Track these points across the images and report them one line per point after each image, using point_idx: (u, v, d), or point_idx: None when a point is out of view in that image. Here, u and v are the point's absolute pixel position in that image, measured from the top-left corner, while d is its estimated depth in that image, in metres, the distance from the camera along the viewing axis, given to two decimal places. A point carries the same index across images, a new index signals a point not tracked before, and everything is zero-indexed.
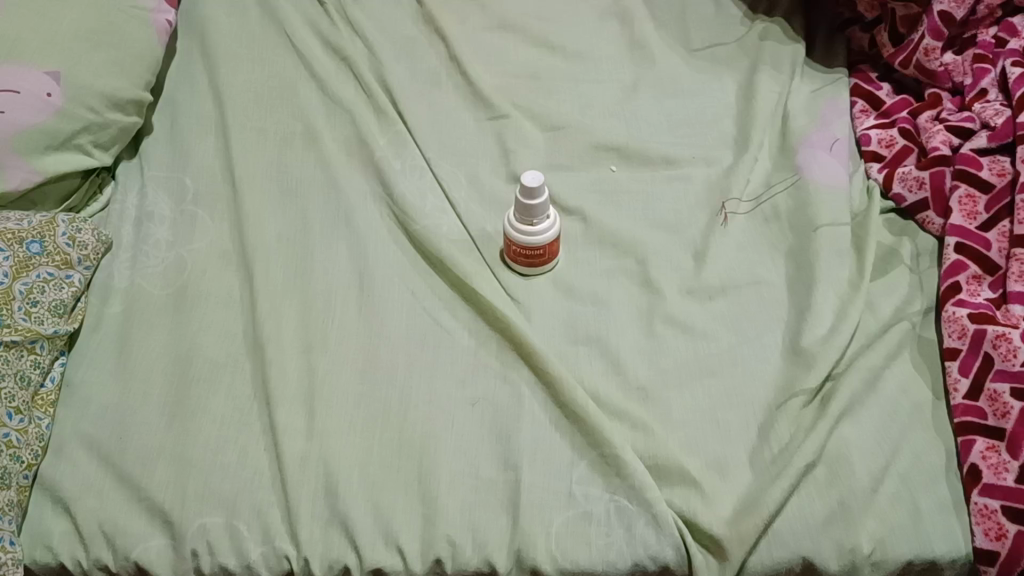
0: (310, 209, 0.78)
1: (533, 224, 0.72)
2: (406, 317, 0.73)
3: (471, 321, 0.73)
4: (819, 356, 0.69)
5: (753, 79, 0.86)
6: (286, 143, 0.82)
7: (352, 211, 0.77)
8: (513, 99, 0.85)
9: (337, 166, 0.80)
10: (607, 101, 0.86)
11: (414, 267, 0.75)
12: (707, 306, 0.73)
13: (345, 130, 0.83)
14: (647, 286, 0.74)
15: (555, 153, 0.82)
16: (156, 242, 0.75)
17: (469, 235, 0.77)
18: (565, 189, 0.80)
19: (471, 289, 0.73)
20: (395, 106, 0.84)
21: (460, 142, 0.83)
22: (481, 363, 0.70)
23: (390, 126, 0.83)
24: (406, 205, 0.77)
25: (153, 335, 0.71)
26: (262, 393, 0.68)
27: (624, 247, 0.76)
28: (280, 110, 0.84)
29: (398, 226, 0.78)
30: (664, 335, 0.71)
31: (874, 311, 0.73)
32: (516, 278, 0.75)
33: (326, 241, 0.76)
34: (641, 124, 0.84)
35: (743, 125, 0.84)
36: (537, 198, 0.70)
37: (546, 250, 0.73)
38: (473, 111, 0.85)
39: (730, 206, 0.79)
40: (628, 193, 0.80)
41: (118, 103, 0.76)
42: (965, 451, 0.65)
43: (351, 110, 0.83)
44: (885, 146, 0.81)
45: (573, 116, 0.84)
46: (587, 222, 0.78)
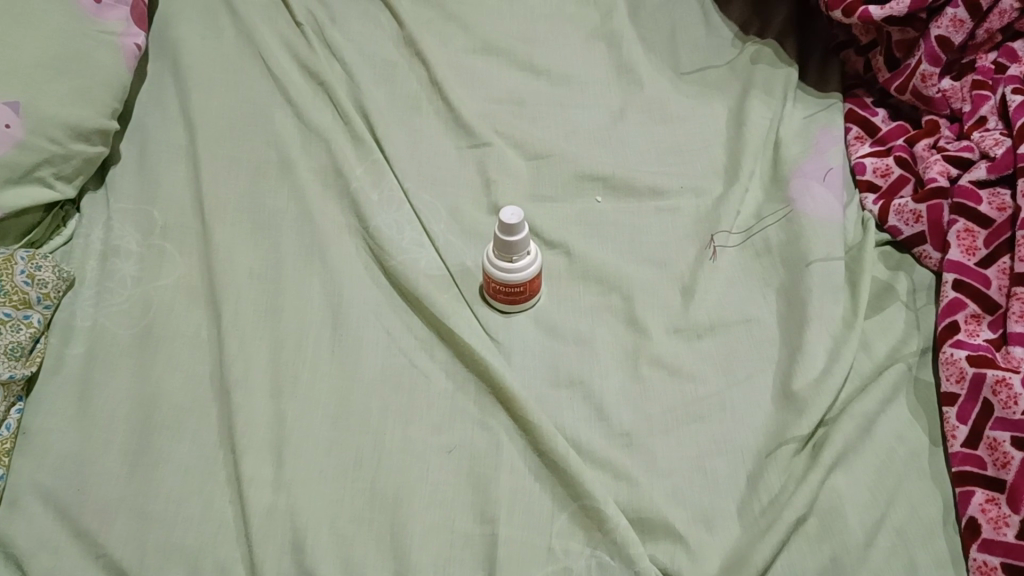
0: (283, 242, 0.75)
1: (513, 260, 0.69)
2: (381, 358, 0.70)
3: (449, 362, 0.70)
4: (811, 401, 0.66)
5: (744, 104, 0.83)
6: (260, 172, 0.79)
7: (326, 246, 0.74)
8: (496, 126, 0.82)
9: (312, 198, 0.77)
10: (593, 127, 0.83)
11: (390, 305, 0.73)
12: (695, 346, 0.71)
13: (320, 158, 0.80)
14: (632, 325, 0.71)
15: (538, 183, 0.79)
16: (121, 279, 0.72)
17: (448, 270, 0.74)
18: (548, 220, 0.77)
19: (448, 328, 0.70)
20: (373, 132, 0.82)
21: (440, 172, 0.80)
22: (458, 407, 0.67)
23: (367, 154, 0.80)
24: (383, 239, 0.75)
25: (115, 378, 0.68)
26: (228, 441, 0.65)
27: (609, 282, 0.73)
28: (254, 137, 0.81)
29: (374, 261, 0.75)
30: (650, 377, 0.69)
31: (868, 352, 0.70)
32: (497, 316, 0.72)
33: (299, 278, 0.73)
34: (628, 152, 0.81)
35: (733, 153, 0.81)
36: (516, 233, 0.67)
37: (527, 287, 0.70)
38: (454, 139, 0.82)
39: (720, 238, 0.76)
40: (614, 225, 0.77)
41: (82, 133, 0.73)
42: (963, 503, 0.62)
43: (327, 138, 0.80)
44: (880, 176, 0.78)
45: (558, 143, 0.81)
46: (571, 255, 0.75)
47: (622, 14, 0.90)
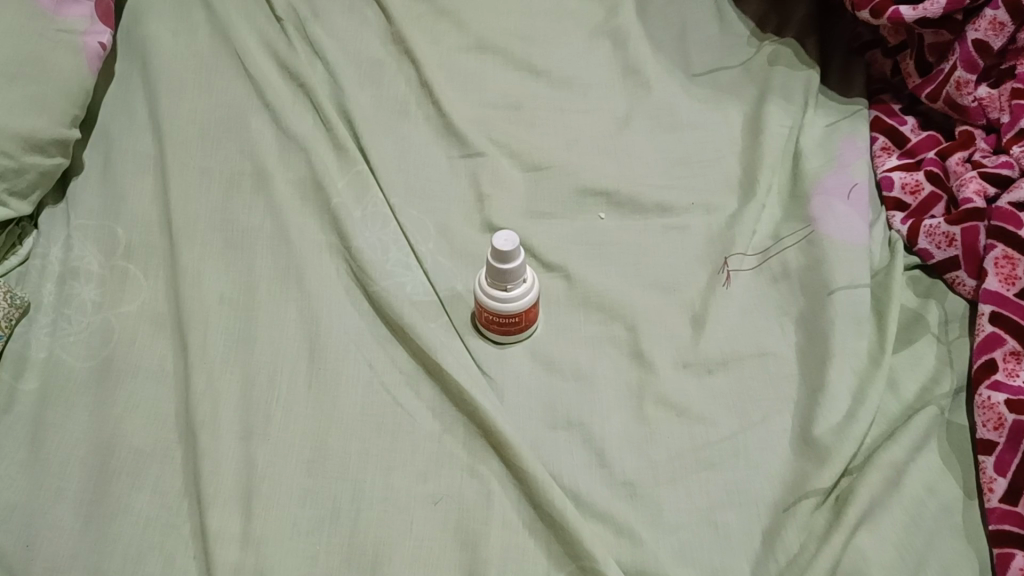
0: (258, 263, 0.69)
1: (507, 289, 0.63)
2: (361, 394, 0.64)
3: (436, 399, 0.64)
4: (833, 449, 0.60)
5: (761, 110, 0.77)
6: (234, 185, 0.73)
7: (304, 268, 0.68)
8: (490, 134, 0.76)
9: (289, 215, 0.71)
10: (596, 135, 0.77)
11: (373, 334, 0.66)
12: (705, 382, 0.64)
13: (299, 169, 0.74)
14: (638, 358, 0.65)
15: (536, 198, 0.73)
16: (81, 304, 0.66)
17: (437, 295, 0.68)
18: (546, 239, 0.71)
19: (434, 362, 0.64)
20: (357, 140, 0.75)
21: (430, 184, 0.74)
22: (446, 452, 0.61)
23: (351, 166, 0.74)
24: (365, 260, 0.68)
25: (72, 417, 0.62)
26: (193, 490, 0.59)
27: (612, 310, 0.67)
28: (229, 147, 0.75)
29: (356, 284, 0.68)
30: (655, 418, 0.63)
31: (895, 392, 0.64)
32: (489, 348, 0.66)
33: (274, 304, 0.67)
34: (634, 163, 0.75)
35: (749, 165, 0.74)
36: (511, 260, 0.61)
37: (522, 317, 0.64)
38: (445, 147, 0.76)
39: (734, 262, 0.69)
40: (618, 245, 0.71)
41: (37, 145, 0.67)
42: (1002, 567, 0.55)
43: (307, 147, 0.74)
44: (909, 193, 0.72)
45: (558, 153, 0.75)
46: (570, 279, 0.69)
47: (628, 9, 0.84)
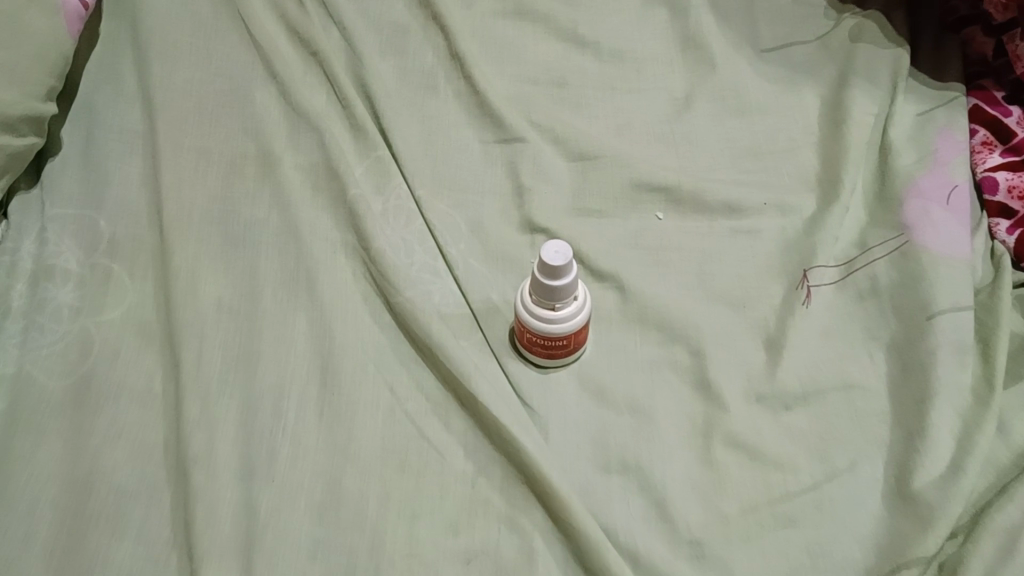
0: (262, 264, 0.59)
1: (555, 308, 0.54)
2: (381, 426, 0.54)
3: (469, 433, 0.55)
4: (938, 507, 0.51)
5: (843, 95, 0.67)
6: (236, 170, 0.63)
7: (315, 272, 0.59)
8: (530, 115, 0.66)
9: (299, 208, 0.61)
10: (653, 119, 0.67)
11: (396, 352, 0.57)
12: (781, 419, 0.56)
13: (311, 153, 0.64)
14: (704, 390, 0.56)
15: (584, 192, 0.63)
16: (55, 310, 0.57)
17: (470, 306, 0.58)
18: (595, 242, 0.61)
19: (466, 391, 0.55)
20: (377, 119, 0.65)
21: (461, 173, 0.64)
22: (482, 498, 0.52)
23: (370, 151, 0.64)
24: (386, 264, 0.59)
25: (42, 447, 0.53)
26: (184, 540, 0.50)
27: (673, 330, 0.58)
28: (229, 124, 0.65)
29: (376, 292, 0.59)
30: (725, 463, 0.54)
31: (1004, 437, 0.54)
32: (530, 371, 0.57)
33: (280, 314, 0.58)
34: (696, 154, 0.65)
35: (829, 159, 0.64)
36: (562, 277, 0.52)
37: (570, 339, 0.55)
38: (478, 129, 0.66)
39: (815, 275, 0.60)
40: (678, 253, 0.61)
41: (3, 122, 0.57)
42: None
43: (319, 127, 0.64)
44: (1017, 197, 0.61)
45: (609, 139, 0.65)
46: (625, 291, 0.59)
47: None
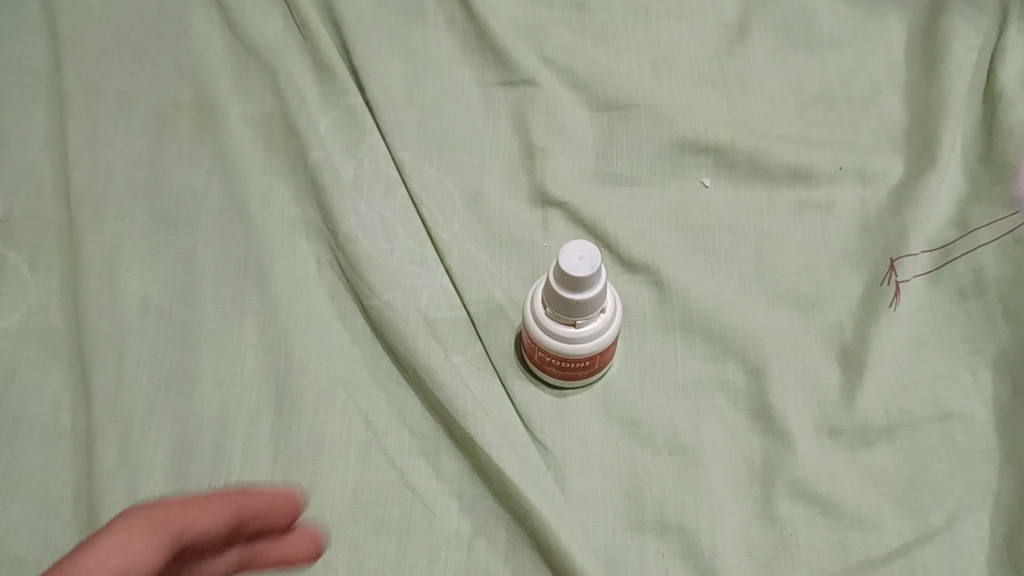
0: (200, 250, 0.47)
1: (576, 324, 0.41)
2: (352, 471, 0.43)
3: (464, 479, 0.43)
4: None
5: (939, 24, 0.52)
6: (168, 122, 0.49)
7: (268, 263, 0.46)
8: (543, 48, 0.52)
9: (248, 176, 0.48)
10: (697, 55, 0.53)
11: (371, 369, 0.45)
12: (861, 459, 0.43)
13: (263, 101, 0.50)
14: (763, 421, 0.44)
15: (611, 154, 0.51)
16: None
17: (466, 309, 0.46)
18: (626, 222, 0.49)
19: (461, 428, 0.42)
20: (348, 57, 0.52)
21: (456, 127, 0.51)
22: (480, 569, 0.41)
23: (339, 100, 0.51)
24: (358, 255, 0.46)
25: None
26: None
27: (723, 338, 0.46)
28: (159, 60, 0.51)
29: (346, 288, 0.46)
30: (791, 520, 0.42)
31: None
32: (544, 395, 0.45)
33: (224, 317, 0.45)
34: (751, 104, 0.52)
35: (920, 110, 0.51)
36: (586, 290, 0.39)
37: (594, 360, 0.43)
38: (477, 67, 0.52)
39: (905, 265, 0.47)
40: (729, 235, 0.49)
41: None
42: None
43: (275, 68, 0.50)
44: None
45: (643, 83, 0.52)
46: (663, 288, 0.47)
47: None
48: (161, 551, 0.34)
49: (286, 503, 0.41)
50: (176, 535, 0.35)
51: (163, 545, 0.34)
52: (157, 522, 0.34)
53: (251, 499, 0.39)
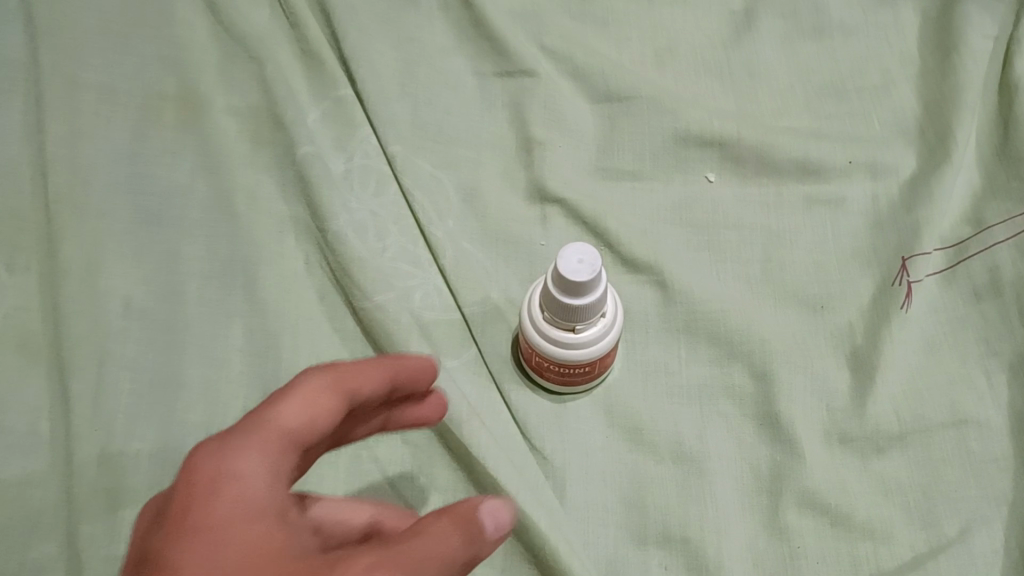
0: (184, 250, 0.45)
1: (576, 329, 0.39)
2: (341, 481, 0.41)
3: (459, 489, 0.41)
4: None
5: (953, 11, 0.50)
6: (150, 115, 0.47)
7: (255, 264, 0.45)
8: (541, 38, 0.50)
9: (234, 172, 0.46)
10: (701, 45, 0.51)
11: None
12: (873, 468, 0.41)
13: (250, 92, 0.48)
14: (770, 428, 0.42)
15: (612, 146, 0.49)
16: None
17: (460, 311, 0.44)
18: (627, 219, 0.47)
19: (456, 438, 0.41)
20: (338, 47, 0.50)
21: (451, 120, 0.49)
22: None
23: (329, 92, 0.49)
24: (349, 254, 0.44)
25: None
26: None
27: (729, 340, 0.44)
28: (141, 49, 0.49)
29: (337, 289, 0.45)
30: (799, 532, 0.40)
31: None
32: (542, 401, 0.44)
33: (209, 320, 0.43)
34: (759, 94, 0.50)
35: (934, 100, 0.49)
36: (586, 295, 0.37)
37: (594, 365, 0.41)
38: (472, 56, 0.50)
39: (918, 264, 0.45)
40: (735, 233, 0.47)
41: None
42: None
43: (262, 59, 0.49)
44: None
45: (645, 74, 0.50)
46: (665, 288, 0.45)
47: None
48: (333, 416, 0.31)
49: (427, 370, 0.36)
50: (354, 395, 0.32)
51: (332, 418, 0.30)
52: (340, 381, 0.31)
53: (404, 365, 0.34)
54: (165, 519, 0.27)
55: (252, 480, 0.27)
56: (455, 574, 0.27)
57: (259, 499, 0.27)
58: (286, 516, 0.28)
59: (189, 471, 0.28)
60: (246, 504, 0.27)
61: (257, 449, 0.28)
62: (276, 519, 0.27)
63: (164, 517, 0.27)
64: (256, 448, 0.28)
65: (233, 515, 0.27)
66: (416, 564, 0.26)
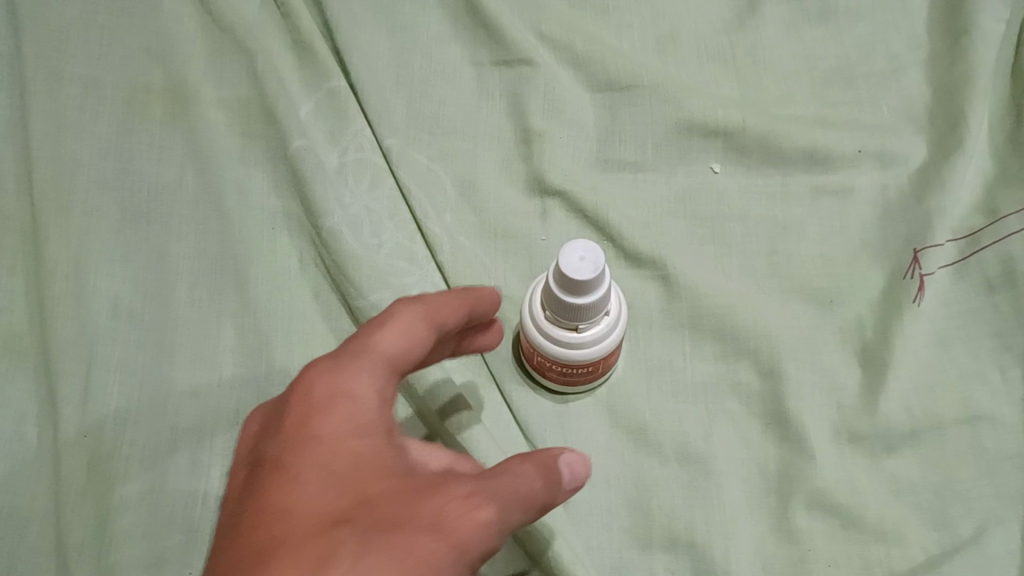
0: (174, 248, 0.43)
1: (578, 329, 0.38)
2: None
3: None
4: None
5: None
6: (137, 108, 0.46)
7: (246, 261, 0.43)
8: (539, 25, 0.49)
9: (224, 167, 0.45)
10: (705, 31, 0.50)
11: None
12: (883, 467, 0.40)
13: (240, 84, 0.47)
14: (778, 426, 0.41)
15: (614, 137, 0.48)
16: None
17: None
18: (629, 211, 0.46)
19: (456, 443, 0.40)
20: (331, 37, 0.48)
21: (447, 111, 0.48)
22: None
23: (322, 82, 0.47)
24: (342, 252, 0.43)
25: None
26: None
27: (735, 336, 0.43)
28: (127, 40, 0.47)
29: (331, 288, 0.43)
30: (808, 534, 0.39)
31: None
32: (543, 401, 0.43)
33: (200, 320, 0.42)
34: (764, 82, 0.49)
35: (946, 84, 0.47)
36: (588, 293, 0.36)
37: (597, 365, 0.40)
38: (469, 45, 0.49)
39: (929, 257, 0.44)
40: (741, 225, 0.46)
41: None
42: None
43: (251, 49, 0.47)
44: None
45: (647, 62, 0.49)
46: (669, 283, 0.44)
47: None
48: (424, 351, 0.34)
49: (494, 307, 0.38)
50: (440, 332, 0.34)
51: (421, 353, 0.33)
52: (433, 317, 0.34)
53: (480, 302, 0.37)
54: (285, 426, 0.31)
55: (358, 399, 0.31)
56: (536, 504, 0.30)
57: (366, 419, 0.31)
58: (389, 437, 0.31)
59: (304, 387, 0.31)
60: (358, 419, 0.31)
61: (361, 377, 0.32)
62: (379, 433, 0.31)
63: (282, 426, 0.31)
64: (360, 378, 0.32)
65: (342, 431, 0.30)
66: (497, 493, 0.29)
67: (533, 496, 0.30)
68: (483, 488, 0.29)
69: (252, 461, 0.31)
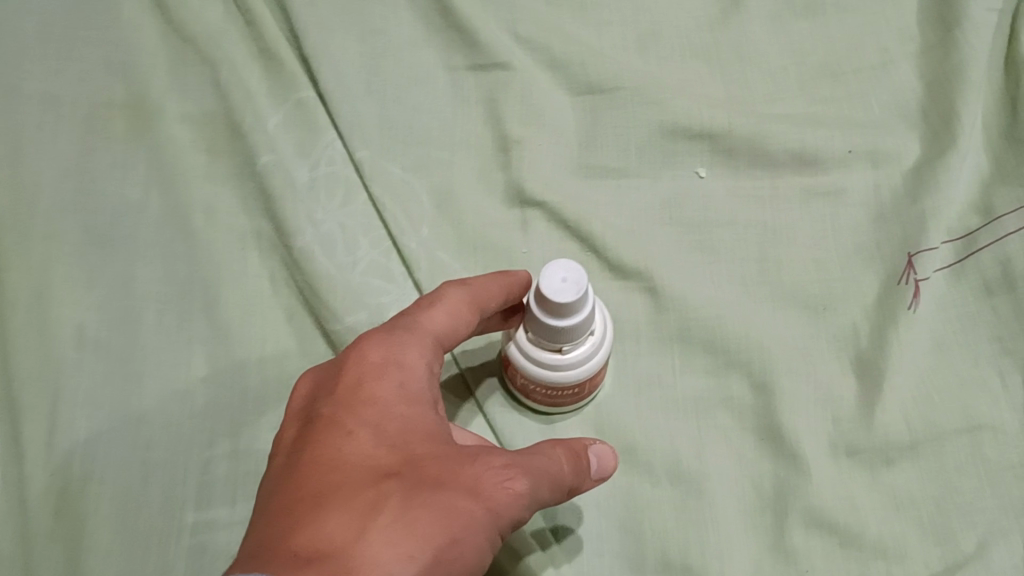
0: (139, 271, 0.42)
1: (563, 350, 0.36)
2: None
3: None
4: None
5: None
6: (98, 127, 0.44)
7: (214, 285, 0.42)
8: (514, 26, 0.47)
9: (190, 185, 0.43)
10: (686, 27, 0.48)
11: None
12: (882, 481, 0.39)
13: (204, 98, 0.45)
14: (773, 442, 0.40)
15: (595, 141, 0.46)
16: None
17: None
18: (613, 218, 0.44)
19: None
20: (297, 44, 0.46)
21: (421, 118, 0.46)
22: None
23: (290, 93, 0.45)
24: (316, 273, 0.41)
25: None
26: None
27: (726, 348, 0.41)
28: (87, 56, 0.46)
29: (304, 310, 0.42)
30: (807, 553, 0.37)
31: None
32: (528, 422, 0.41)
33: (168, 347, 0.40)
34: (749, 79, 0.47)
35: (936, 79, 0.46)
36: (573, 315, 0.34)
37: (584, 385, 0.38)
38: (442, 48, 0.47)
39: (926, 257, 0.42)
40: (728, 231, 0.44)
41: None
42: None
43: (215, 62, 0.46)
44: None
45: (627, 62, 0.47)
46: (657, 294, 0.43)
47: None
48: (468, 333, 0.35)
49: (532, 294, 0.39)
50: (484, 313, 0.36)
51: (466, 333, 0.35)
52: (479, 299, 0.35)
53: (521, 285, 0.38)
54: (338, 388, 0.32)
55: (411, 370, 0.32)
56: (565, 485, 0.32)
57: (417, 389, 0.32)
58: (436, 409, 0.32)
59: (358, 353, 0.32)
60: (409, 388, 0.32)
61: (414, 349, 0.33)
62: (426, 402, 0.32)
63: (337, 384, 0.32)
64: (413, 349, 0.33)
65: (392, 395, 0.31)
66: (537, 468, 0.30)
67: (564, 476, 0.32)
68: (522, 460, 0.30)
69: (303, 416, 0.32)
